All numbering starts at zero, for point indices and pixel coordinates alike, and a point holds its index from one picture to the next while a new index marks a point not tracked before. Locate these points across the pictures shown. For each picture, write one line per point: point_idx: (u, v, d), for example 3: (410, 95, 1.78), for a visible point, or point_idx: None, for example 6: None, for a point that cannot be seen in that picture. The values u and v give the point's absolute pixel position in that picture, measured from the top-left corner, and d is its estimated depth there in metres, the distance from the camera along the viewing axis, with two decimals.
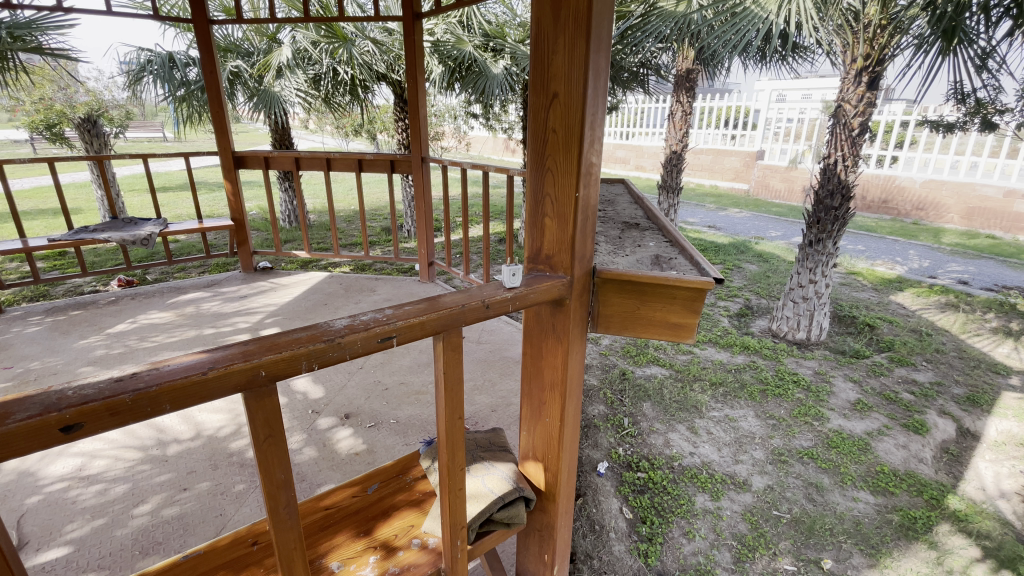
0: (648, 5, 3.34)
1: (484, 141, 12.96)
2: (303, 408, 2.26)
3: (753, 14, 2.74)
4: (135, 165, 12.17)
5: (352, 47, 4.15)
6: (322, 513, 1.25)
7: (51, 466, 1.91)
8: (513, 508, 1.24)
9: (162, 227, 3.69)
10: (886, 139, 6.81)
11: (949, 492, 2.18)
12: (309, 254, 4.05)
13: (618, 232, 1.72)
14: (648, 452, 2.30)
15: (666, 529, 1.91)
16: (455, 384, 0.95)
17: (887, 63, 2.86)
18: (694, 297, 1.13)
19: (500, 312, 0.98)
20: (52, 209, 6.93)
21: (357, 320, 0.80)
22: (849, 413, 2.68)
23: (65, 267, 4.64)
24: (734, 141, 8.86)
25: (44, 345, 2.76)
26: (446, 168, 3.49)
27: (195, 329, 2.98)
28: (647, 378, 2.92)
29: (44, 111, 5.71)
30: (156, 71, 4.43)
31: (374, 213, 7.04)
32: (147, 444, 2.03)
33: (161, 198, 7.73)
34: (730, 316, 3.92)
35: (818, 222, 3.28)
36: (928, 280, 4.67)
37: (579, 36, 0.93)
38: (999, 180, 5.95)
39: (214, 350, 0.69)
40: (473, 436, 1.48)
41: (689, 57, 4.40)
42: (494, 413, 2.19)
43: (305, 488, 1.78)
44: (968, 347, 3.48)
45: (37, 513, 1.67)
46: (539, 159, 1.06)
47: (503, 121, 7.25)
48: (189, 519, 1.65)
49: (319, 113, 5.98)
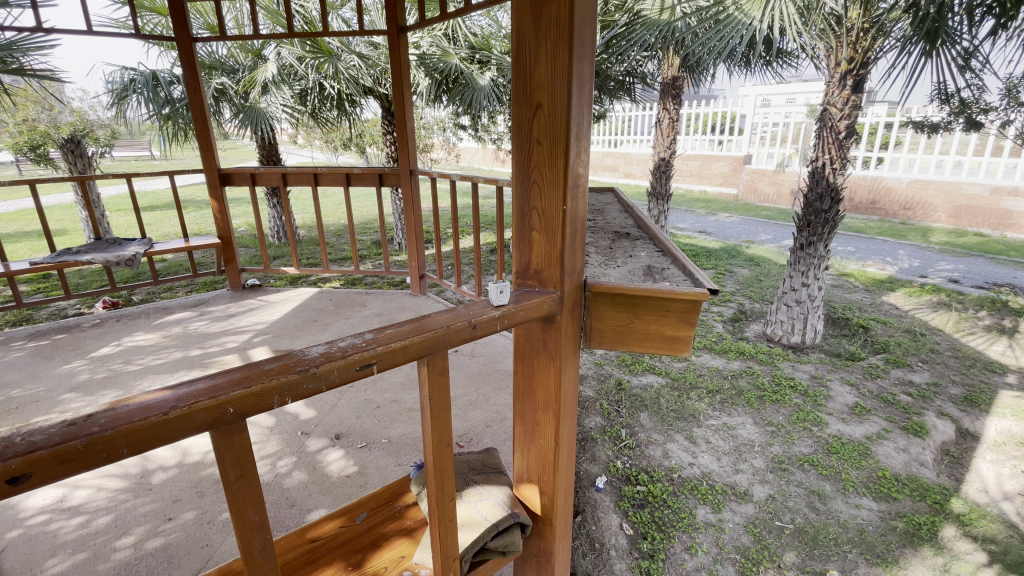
0: (632, 14, 3.38)
1: (473, 152, 13.05)
2: (292, 430, 2.19)
3: (737, 21, 2.75)
4: (120, 185, 12.04)
5: (338, 61, 4.12)
6: (307, 546, 1.19)
7: (30, 498, 1.82)
8: (508, 535, 1.18)
9: (147, 247, 3.60)
10: (871, 140, 6.92)
11: (952, 496, 2.15)
12: (298, 269, 3.96)
13: (609, 243, 1.69)
14: (646, 464, 2.25)
15: (667, 545, 1.85)
16: (441, 410, 0.92)
17: (870, 65, 2.89)
18: (689, 308, 1.10)
19: (488, 332, 0.94)
20: (36, 231, 6.83)
21: (334, 347, 0.77)
22: (847, 418, 2.66)
23: (48, 290, 4.54)
24: (721, 147, 8.94)
25: (26, 371, 2.68)
26: (434, 181, 3.44)
27: (181, 350, 2.91)
28: (643, 388, 2.88)
29: (27, 133, 5.58)
30: (140, 91, 4.38)
31: (364, 227, 7.00)
32: (132, 472, 1.95)
33: (146, 218, 7.62)
34: (724, 321, 3.90)
35: (809, 224, 3.28)
36: (918, 280, 4.69)
37: (562, 44, 0.90)
38: (985, 178, 6.02)
39: (178, 387, 0.65)
40: (465, 459, 1.43)
41: (674, 65, 4.43)
42: (488, 429, 2.13)
43: (294, 514, 1.71)
44: (962, 347, 3.47)
45: (17, 548, 1.60)
46: (525, 170, 1.02)
47: (491, 132, 7.27)
48: (173, 551, 1.58)
49: (307, 128, 5.98)
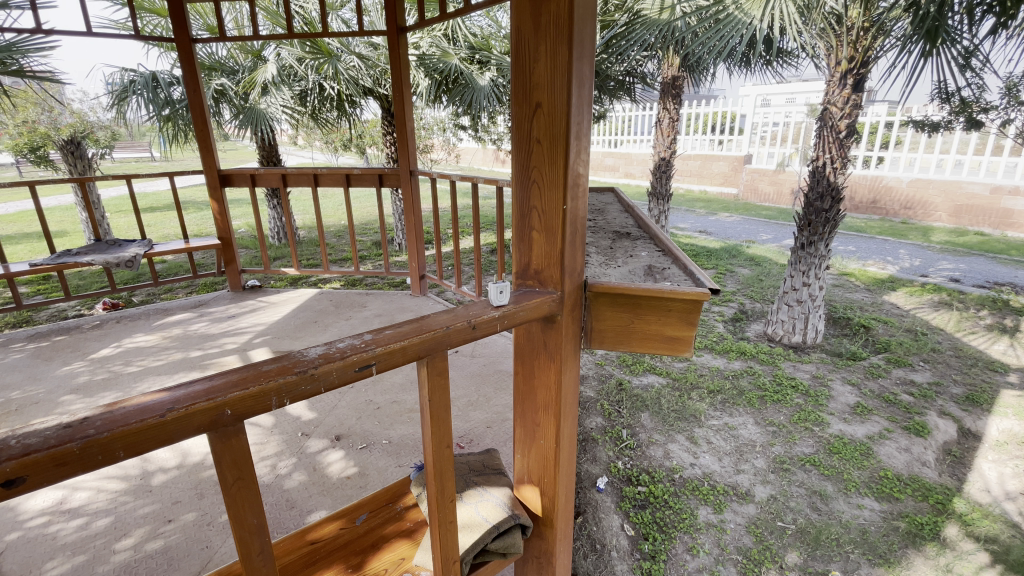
0: (631, 14, 3.38)
1: (473, 152, 13.05)
2: (292, 431, 2.19)
3: (737, 20, 2.75)
4: (120, 186, 12.04)
5: (337, 62, 4.11)
6: (307, 548, 1.19)
7: (30, 500, 1.82)
8: (509, 537, 1.18)
9: (147, 248, 3.60)
10: (871, 140, 6.91)
11: (954, 496, 2.14)
12: (298, 270, 3.96)
13: (609, 242, 1.69)
14: (647, 464, 2.24)
15: (669, 546, 1.85)
16: (441, 411, 0.91)
17: (871, 64, 2.88)
18: (689, 308, 1.10)
19: (488, 332, 0.93)
20: (36, 232, 6.84)
21: (332, 348, 0.76)
22: (849, 417, 2.65)
23: (48, 292, 4.54)
24: (721, 147, 8.94)
25: (26, 373, 2.67)
26: (434, 181, 3.43)
27: (181, 351, 2.90)
28: (644, 388, 2.87)
29: (28, 135, 5.58)
30: (140, 92, 4.37)
31: (365, 228, 7.00)
32: (132, 474, 1.95)
33: (147, 219, 7.63)
34: (725, 321, 3.90)
35: (810, 224, 3.27)
36: (919, 279, 4.68)
37: (562, 42, 0.90)
38: (985, 177, 6.01)
39: (176, 388, 0.64)
40: (465, 460, 1.43)
41: (675, 64, 4.42)
42: (489, 430, 2.13)
43: (294, 515, 1.71)
44: (964, 346, 3.46)
45: (16, 550, 1.59)
46: (525, 169, 1.02)
47: (491, 132, 7.27)
48: (173, 553, 1.57)
49: (306, 129, 5.98)
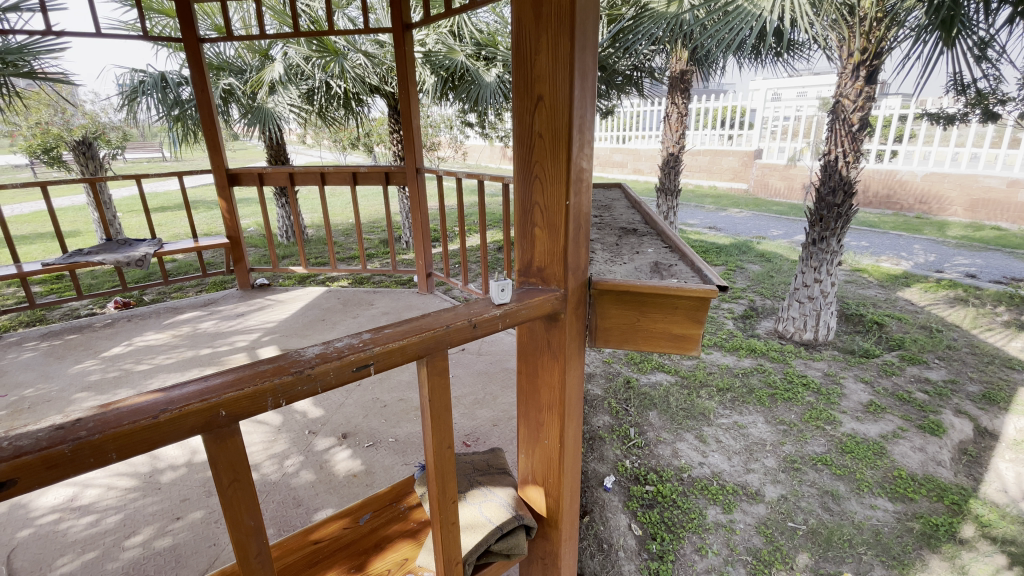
0: (639, 7, 3.34)
1: (479, 150, 13.17)
2: (301, 429, 2.19)
3: (746, 12, 2.66)
4: (134, 186, 12.27)
5: (343, 60, 4.14)
6: (310, 548, 1.18)
7: (42, 497, 1.84)
8: (513, 538, 1.17)
9: (158, 247, 3.61)
10: (884, 133, 6.80)
11: (971, 497, 2.08)
12: (306, 270, 3.92)
13: (615, 239, 1.67)
14: (655, 464, 2.22)
15: (676, 546, 1.82)
16: (442, 410, 0.90)
17: (884, 55, 2.81)
18: (698, 306, 1.07)
19: (489, 331, 0.92)
20: (50, 232, 6.96)
21: (330, 347, 0.75)
22: (862, 416, 2.60)
23: (61, 292, 4.60)
24: (731, 141, 8.85)
25: (39, 371, 2.70)
26: (439, 179, 3.40)
27: (192, 349, 2.92)
28: (652, 386, 2.84)
29: (41, 136, 5.66)
30: (150, 93, 4.41)
31: (372, 226, 7.03)
32: (142, 472, 1.96)
33: (157, 219, 7.75)
34: (735, 318, 3.83)
35: (821, 219, 3.21)
36: (935, 274, 4.60)
37: (563, 35, 0.88)
38: (1002, 171, 5.88)
39: (170, 389, 0.64)
40: (470, 459, 1.42)
41: (683, 58, 4.36)
42: (495, 428, 2.12)
43: (302, 513, 1.71)
44: (981, 343, 3.38)
45: (28, 547, 1.61)
46: (527, 164, 1.00)
47: (498, 129, 7.25)
48: (181, 551, 1.58)
49: (311, 128, 5.98)
